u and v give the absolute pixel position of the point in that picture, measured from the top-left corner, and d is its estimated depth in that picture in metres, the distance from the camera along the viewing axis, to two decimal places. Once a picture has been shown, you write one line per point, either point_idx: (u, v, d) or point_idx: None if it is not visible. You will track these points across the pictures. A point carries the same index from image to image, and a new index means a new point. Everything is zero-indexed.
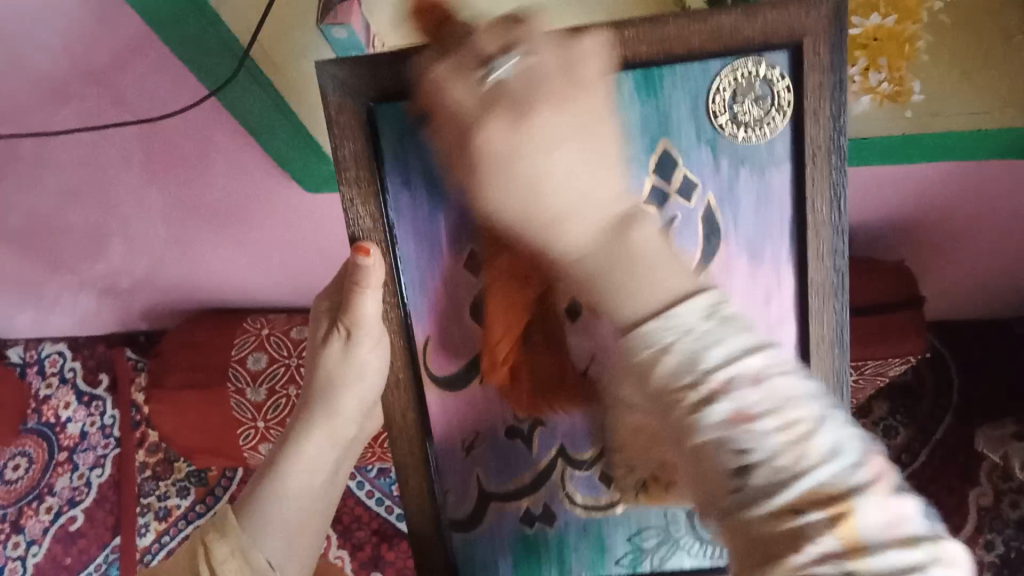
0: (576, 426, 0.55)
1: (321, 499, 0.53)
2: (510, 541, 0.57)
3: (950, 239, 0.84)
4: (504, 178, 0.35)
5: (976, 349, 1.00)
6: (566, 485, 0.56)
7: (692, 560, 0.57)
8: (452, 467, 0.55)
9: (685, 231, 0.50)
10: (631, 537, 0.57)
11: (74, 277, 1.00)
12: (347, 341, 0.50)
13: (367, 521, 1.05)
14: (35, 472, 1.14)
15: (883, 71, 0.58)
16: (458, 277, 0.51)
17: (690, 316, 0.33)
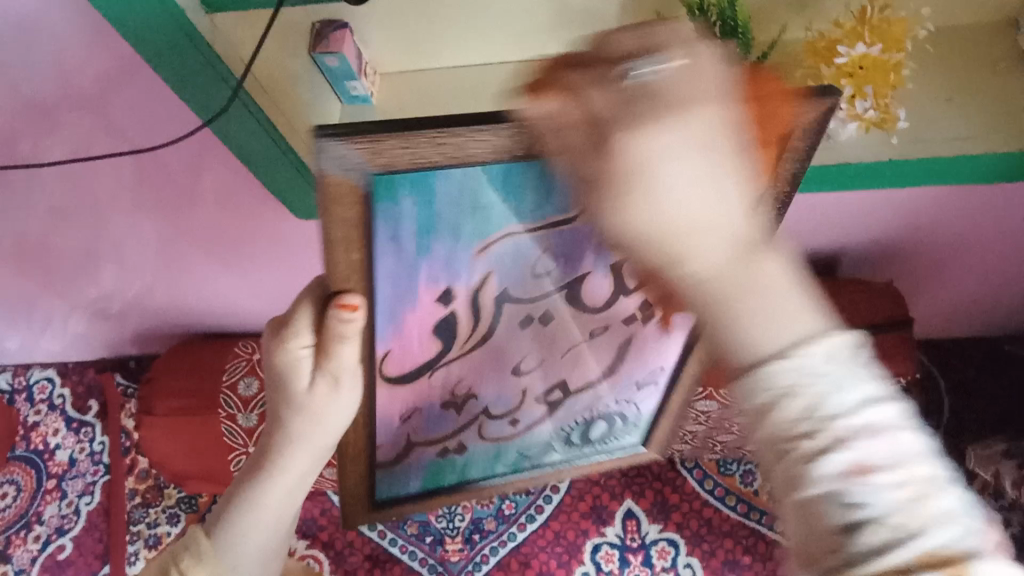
0: (501, 394, 0.68)
1: (291, 510, 0.59)
2: (425, 464, 0.75)
3: (937, 261, 0.85)
4: (637, 196, 0.28)
5: (963, 368, 1.02)
6: (479, 428, 0.73)
7: (559, 455, 0.82)
8: (388, 431, 0.65)
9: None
10: (520, 449, 0.79)
11: (64, 301, 1.00)
12: (331, 386, 0.52)
13: (359, 547, 1.04)
14: (23, 500, 1.12)
15: (868, 100, 0.57)
16: (429, 312, 0.52)
17: (813, 357, 0.30)
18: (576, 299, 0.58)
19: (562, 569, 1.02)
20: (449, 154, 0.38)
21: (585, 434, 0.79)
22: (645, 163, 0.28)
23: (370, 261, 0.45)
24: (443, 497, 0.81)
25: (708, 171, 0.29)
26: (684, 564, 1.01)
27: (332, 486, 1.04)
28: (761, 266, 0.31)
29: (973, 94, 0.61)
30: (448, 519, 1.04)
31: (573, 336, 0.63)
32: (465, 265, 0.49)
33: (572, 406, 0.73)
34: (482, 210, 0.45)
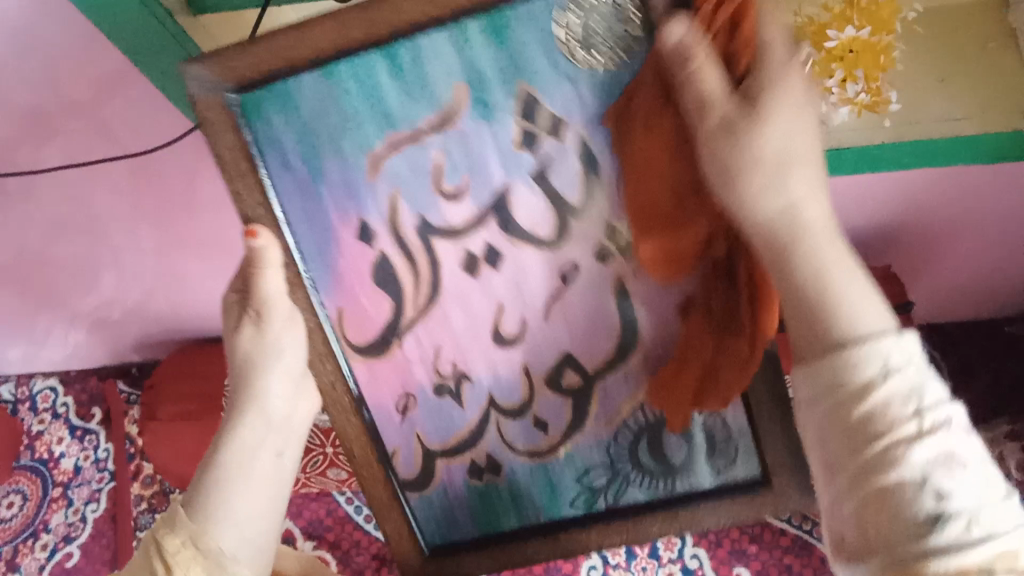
0: (502, 373, 0.52)
1: (280, 492, 0.49)
2: (463, 497, 0.56)
3: (937, 245, 0.84)
4: (754, 180, 0.40)
5: (968, 352, 0.99)
6: (505, 437, 0.54)
7: (644, 492, 0.54)
8: (384, 423, 0.53)
9: (562, 166, 0.46)
10: (577, 481, 0.54)
11: (65, 311, 1.00)
12: (257, 321, 0.49)
13: (366, 545, 1.05)
14: (29, 509, 1.14)
15: (860, 83, 0.57)
16: (358, 252, 0.48)
17: (902, 354, 0.37)
18: (519, 233, 0.47)
19: (569, 563, 1.02)
20: (287, 63, 0.43)
21: (663, 456, 0.53)
22: (780, 150, 0.40)
23: (269, 185, 0.47)
24: (502, 557, 0.56)
25: (809, 170, 0.41)
26: (690, 555, 1.01)
27: (336, 487, 1.04)
28: (853, 275, 0.41)
29: (969, 73, 0.59)
30: None
31: (538, 283, 0.49)
32: (364, 189, 0.47)
33: (607, 401, 0.52)
34: (350, 118, 0.45)
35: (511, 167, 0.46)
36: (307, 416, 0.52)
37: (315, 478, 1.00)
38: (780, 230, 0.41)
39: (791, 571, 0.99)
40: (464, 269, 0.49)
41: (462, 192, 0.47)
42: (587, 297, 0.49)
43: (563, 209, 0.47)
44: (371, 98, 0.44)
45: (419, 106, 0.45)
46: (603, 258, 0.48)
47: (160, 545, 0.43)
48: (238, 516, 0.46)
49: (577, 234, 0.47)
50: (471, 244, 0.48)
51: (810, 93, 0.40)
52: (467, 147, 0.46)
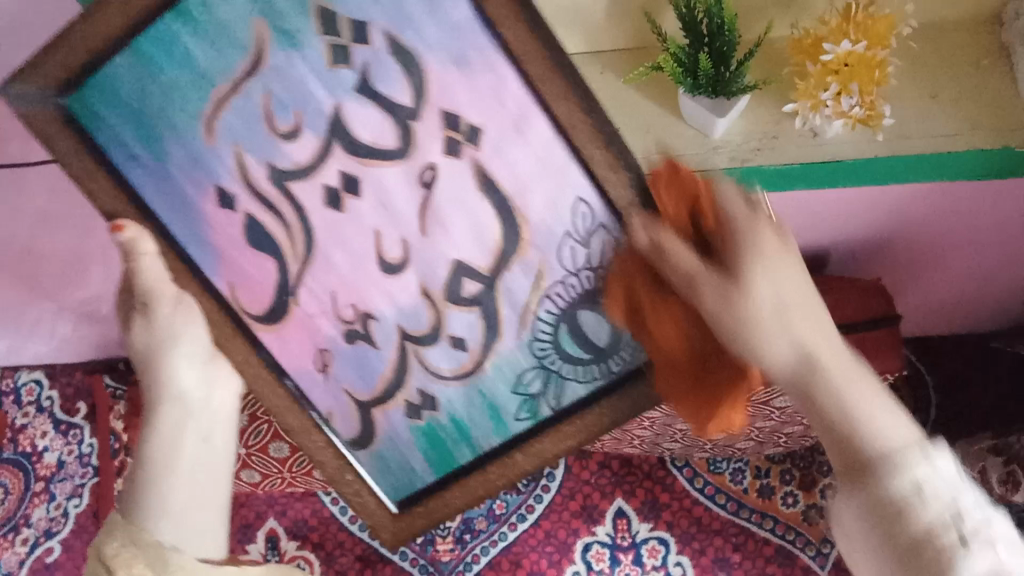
0: (402, 304, 0.50)
1: (208, 485, 0.54)
2: (409, 438, 0.56)
3: (927, 259, 0.84)
4: (767, 336, 0.45)
5: (953, 367, 1.00)
6: (427, 368, 0.53)
7: (583, 386, 0.54)
8: (309, 382, 0.54)
9: (383, 73, 0.42)
10: (513, 391, 0.54)
11: (52, 304, 0.99)
12: (146, 312, 0.50)
13: (350, 547, 1.05)
14: (11, 502, 1.12)
15: (854, 97, 0.57)
16: (225, 218, 0.47)
17: (946, 476, 0.42)
18: (365, 150, 0.45)
19: (553, 568, 1.02)
20: (94, 53, 0.41)
21: (587, 341, 0.52)
22: (774, 302, 0.45)
23: (123, 180, 0.45)
24: (474, 485, 0.58)
25: (807, 313, 0.46)
26: (674, 563, 1.01)
27: (322, 488, 1.04)
28: (884, 412, 0.44)
29: (959, 92, 0.60)
30: None
31: (405, 198, 0.46)
32: (210, 154, 0.45)
33: (513, 299, 0.50)
34: (169, 85, 0.43)
35: (333, 88, 0.43)
36: (229, 396, 0.56)
37: (300, 478, 1.00)
38: (810, 368, 0.45)
39: None
40: (329, 205, 0.47)
41: (298, 129, 0.44)
42: (459, 199, 0.46)
43: (400, 115, 0.43)
44: (179, 62, 0.42)
45: (226, 53, 0.42)
46: (457, 155, 0.45)
47: (101, 556, 0.47)
48: (173, 507, 0.51)
49: (424, 139, 0.44)
50: (326, 177, 0.46)
51: (784, 238, 0.45)
52: (286, 80, 0.43)
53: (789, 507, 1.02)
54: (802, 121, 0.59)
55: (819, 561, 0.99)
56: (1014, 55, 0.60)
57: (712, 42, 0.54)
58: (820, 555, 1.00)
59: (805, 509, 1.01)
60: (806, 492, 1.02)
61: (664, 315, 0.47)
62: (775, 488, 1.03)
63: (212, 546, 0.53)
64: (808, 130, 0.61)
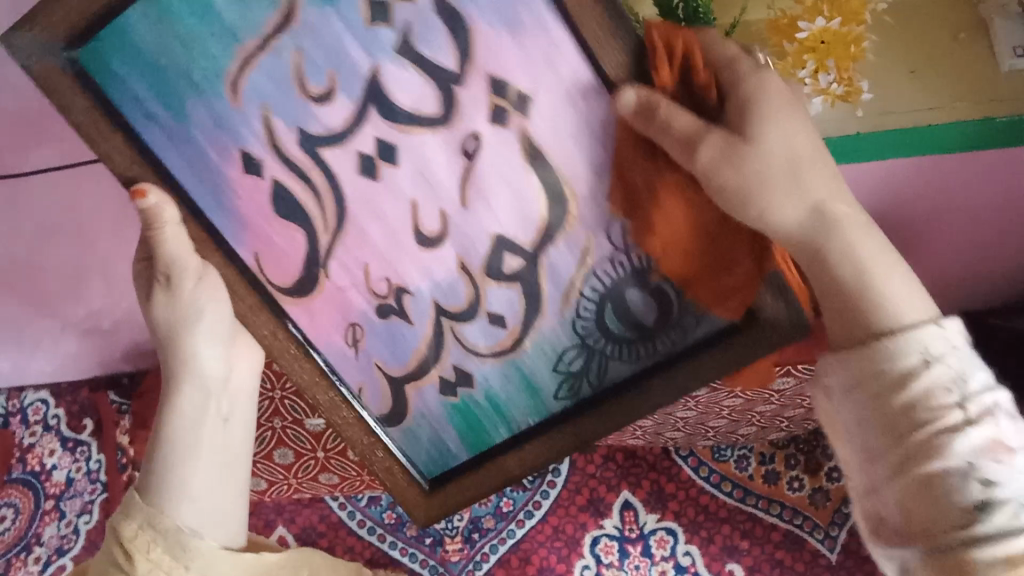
0: (439, 277, 0.49)
1: (229, 463, 0.55)
2: (442, 414, 0.56)
3: (920, 238, 0.84)
4: (776, 195, 0.42)
5: None
6: (462, 342, 0.52)
7: (628, 365, 0.52)
8: (341, 361, 0.54)
9: (426, 33, 0.40)
10: (554, 369, 0.53)
11: (54, 320, 1.00)
12: (168, 287, 0.51)
13: (359, 551, 1.05)
14: (22, 522, 1.14)
15: (832, 73, 0.58)
16: (251, 185, 0.46)
17: (946, 345, 0.42)
18: (407, 119, 0.43)
19: (563, 563, 1.02)
20: (101, 8, 0.39)
21: (634, 319, 0.50)
22: (785, 158, 0.42)
23: (140, 143, 0.44)
24: (511, 464, 0.56)
25: (820, 175, 0.44)
26: (683, 552, 1.01)
27: (328, 492, 1.04)
28: (880, 275, 0.44)
29: (937, 66, 0.60)
30: (446, 519, 1.05)
31: (446, 165, 0.45)
32: (238, 119, 0.43)
33: (557, 275, 0.49)
34: (189, 41, 0.41)
35: (371, 49, 0.41)
36: (247, 372, 0.57)
37: (307, 484, 1.00)
38: (814, 233, 0.44)
39: (782, 566, 1.00)
40: (363, 173, 0.45)
41: (331, 92, 0.42)
42: (503, 170, 0.45)
43: (444, 78, 0.42)
44: (208, 18, 0.40)
45: (254, 7, 0.40)
46: (504, 122, 0.43)
47: (120, 536, 0.48)
48: (195, 491, 0.51)
49: (468, 105, 0.43)
50: (360, 144, 0.44)
51: (790, 94, 0.43)
52: (320, 38, 0.41)
53: (796, 491, 1.02)
54: None
55: (827, 545, 0.99)
56: (993, 28, 0.60)
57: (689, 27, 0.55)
58: (828, 538, 1.00)
59: (811, 493, 1.01)
60: (811, 476, 1.02)
61: (671, 194, 0.44)
62: (780, 473, 1.03)
63: (232, 533, 0.54)
64: None
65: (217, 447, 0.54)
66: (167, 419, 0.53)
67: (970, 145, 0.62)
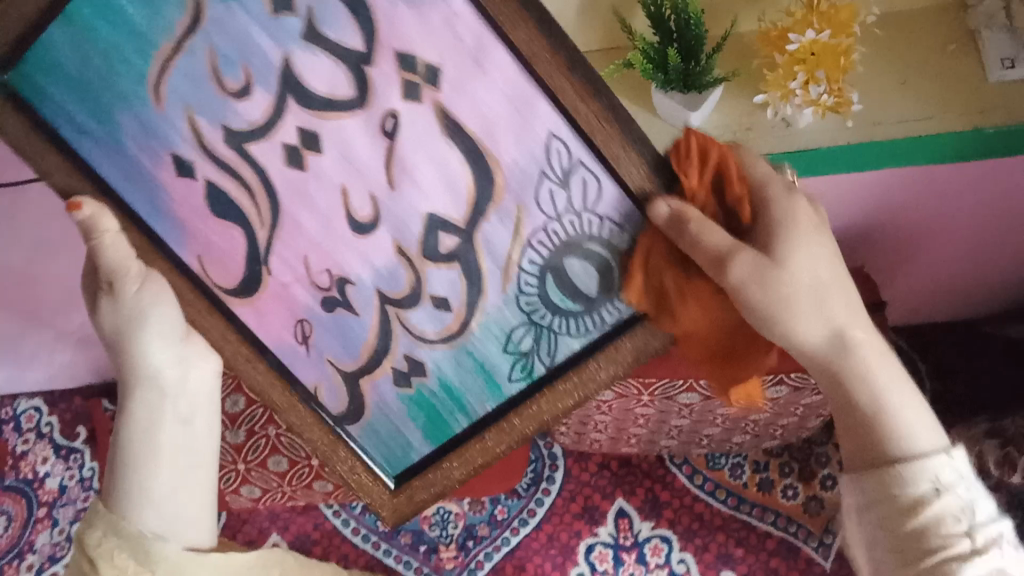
0: (378, 265, 0.50)
1: (191, 464, 0.57)
2: (401, 408, 0.56)
3: (913, 247, 0.85)
4: (807, 316, 0.50)
5: (947, 354, 1.01)
6: (410, 330, 0.53)
7: (579, 340, 0.52)
8: (296, 361, 0.54)
9: (327, 14, 0.42)
10: (504, 351, 0.53)
11: (50, 329, 1.00)
12: (112, 293, 0.52)
13: (354, 558, 1.05)
14: (14, 530, 1.13)
15: (823, 84, 0.58)
16: (186, 186, 0.47)
17: (953, 479, 0.50)
18: (322, 102, 0.44)
19: (557, 571, 1.02)
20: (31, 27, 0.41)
21: (577, 293, 0.50)
22: (814, 282, 0.50)
23: (81, 160, 0.46)
24: (473, 454, 0.56)
25: (847, 300, 0.52)
26: (678, 560, 1.01)
27: (323, 500, 1.04)
28: (899, 401, 0.52)
29: (926, 76, 0.61)
30: (441, 526, 1.05)
31: (368, 149, 0.46)
32: (162, 120, 0.45)
33: (493, 252, 0.49)
34: (113, 53, 0.43)
35: (280, 38, 0.42)
36: (207, 374, 0.57)
37: (301, 491, 1.00)
38: (841, 361, 0.52)
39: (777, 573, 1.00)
40: (293, 165, 0.46)
41: (249, 86, 0.44)
42: (421, 144, 0.45)
43: (353, 60, 0.43)
44: (121, 27, 0.42)
45: (164, 10, 0.42)
46: (416, 97, 0.44)
47: (84, 545, 0.52)
48: (157, 497, 0.54)
49: (380, 83, 0.44)
50: (284, 136, 0.45)
51: (817, 219, 0.51)
52: (227, 29, 0.42)
53: (790, 499, 1.02)
54: (774, 112, 0.61)
55: (822, 553, 0.99)
56: (982, 40, 0.61)
57: (681, 40, 0.56)
58: (822, 547, 1.00)
59: (805, 501, 1.02)
60: (805, 484, 1.02)
61: (694, 304, 0.49)
62: (774, 482, 1.03)
63: (199, 531, 0.56)
64: (781, 121, 0.62)
65: (179, 450, 0.56)
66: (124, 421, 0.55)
67: (953, 156, 0.61)
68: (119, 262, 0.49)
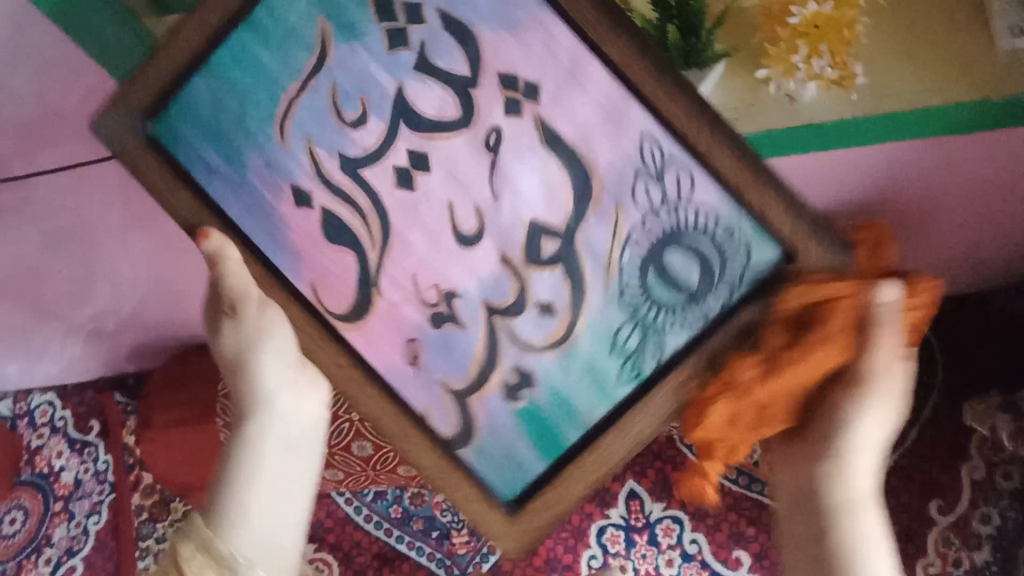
0: (484, 275, 0.46)
1: (293, 496, 0.53)
2: (515, 427, 0.49)
3: (924, 220, 0.82)
4: (870, 436, 0.50)
5: (956, 328, 1.01)
6: (517, 341, 0.48)
7: (686, 332, 0.46)
8: (404, 384, 0.49)
9: (440, 47, 0.42)
10: (611, 353, 0.47)
11: (61, 324, 1.00)
12: (234, 316, 0.50)
13: (367, 545, 1.06)
14: (32, 524, 1.14)
15: (826, 58, 0.58)
16: (301, 217, 0.46)
17: None
18: (430, 125, 0.44)
19: (570, 554, 1.02)
20: (176, 78, 0.44)
21: (680, 283, 0.45)
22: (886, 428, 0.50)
23: (204, 195, 0.46)
24: (587, 467, 0.48)
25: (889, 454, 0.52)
26: (690, 540, 1.02)
27: (335, 488, 1.04)
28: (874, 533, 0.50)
29: (934, 47, 0.60)
30: (453, 512, 1.06)
31: (475, 166, 0.44)
32: (287, 158, 0.45)
33: (596, 254, 0.45)
34: (245, 98, 0.44)
35: (394, 70, 0.43)
36: (315, 406, 0.55)
37: None
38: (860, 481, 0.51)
39: None
40: (401, 186, 0.45)
41: (365, 115, 0.44)
42: (522, 155, 0.43)
43: (458, 84, 0.43)
44: (256, 75, 0.44)
45: (293, 56, 0.44)
46: (516, 110, 0.43)
47: (175, 554, 0.46)
48: (255, 520, 0.50)
49: (484, 103, 0.43)
50: (396, 159, 0.45)
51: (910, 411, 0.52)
52: (350, 68, 0.43)
53: None
54: (776, 87, 0.59)
55: None
56: (992, 10, 0.60)
57: (681, 16, 0.54)
58: None
59: None
60: None
61: (821, 349, 0.45)
62: None
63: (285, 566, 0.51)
64: (784, 96, 0.60)
65: (282, 479, 0.53)
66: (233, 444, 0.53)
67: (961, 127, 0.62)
68: (237, 286, 0.47)
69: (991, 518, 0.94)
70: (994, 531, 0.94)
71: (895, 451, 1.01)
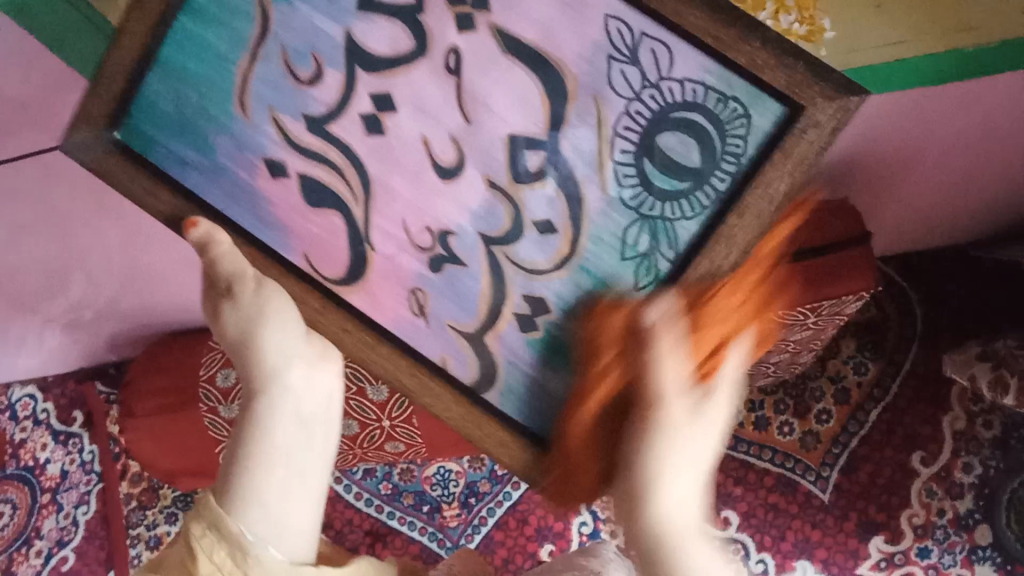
0: (476, 207, 0.43)
1: (309, 479, 0.48)
2: (536, 361, 0.44)
3: (893, 179, 0.83)
4: (672, 459, 0.42)
5: (939, 279, 1.01)
6: (522, 267, 0.43)
7: (694, 223, 0.40)
8: (417, 338, 0.46)
9: None
10: (624, 261, 0.42)
11: (36, 316, 0.98)
12: (231, 297, 0.47)
13: (358, 523, 1.06)
14: (20, 518, 1.13)
15: (793, 13, 0.55)
16: (281, 188, 0.46)
17: None
18: (386, 63, 0.41)
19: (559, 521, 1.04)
20: (132, 77, 0.45)
21: (679, 168, 0.39)
22: (683, 446, 0.42)
23: (184, 189, 0.47)
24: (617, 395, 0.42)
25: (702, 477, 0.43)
26: None
27: None
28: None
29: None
30: (443, 486, 1.06)
31: (440, 96, 0.41)
32: (254, 133, 0.45)
33: (585, 157, 0.40)
34: (202, 85, 0.45)
35: (338, 16, 0.41)
36: (332, 380, 0.49)
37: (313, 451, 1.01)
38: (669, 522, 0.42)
39: (776, 509, 1.02)
40: (372, 133, 0.43)
41: (320, 70, 0.43)
42: (487, 71, 0.40)
43: (402, 13, 0.40)
44: (206, 59, 0.44)
45: (238, 28, 0.43)
46: (471, 27, 0.39)
47: (188, 537, 0.46)
48: (268, 498, 0.46)
49: (436, 28, 0.40)
50: (360, 106, 0.43)
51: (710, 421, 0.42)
52: (292, 26, 0.42)
53: (787, 436, 1.03)
54: None
55: (821, 486, 1.02)
56: None
57: None
58: (821, 479, 1.02)
59: (801, 437, 1.03)
60: (801, 420, 1.03)
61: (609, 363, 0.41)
62: (770, 419, 1.04)
63: (300, 548, 0.48)
64: None
65: (300, 459, 0.48)
66: (240, 427, 0.47)
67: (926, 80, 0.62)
68: (231, 271, 0.46)
69: (973, 467, 1.00)
70: (976, 479, 0.99)
71: (879, 404, 1.02)
